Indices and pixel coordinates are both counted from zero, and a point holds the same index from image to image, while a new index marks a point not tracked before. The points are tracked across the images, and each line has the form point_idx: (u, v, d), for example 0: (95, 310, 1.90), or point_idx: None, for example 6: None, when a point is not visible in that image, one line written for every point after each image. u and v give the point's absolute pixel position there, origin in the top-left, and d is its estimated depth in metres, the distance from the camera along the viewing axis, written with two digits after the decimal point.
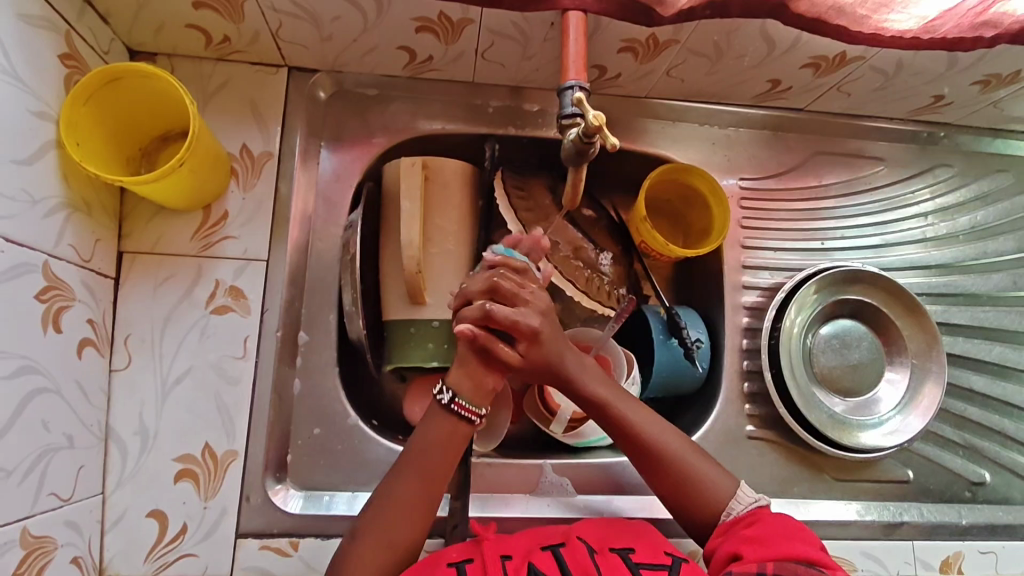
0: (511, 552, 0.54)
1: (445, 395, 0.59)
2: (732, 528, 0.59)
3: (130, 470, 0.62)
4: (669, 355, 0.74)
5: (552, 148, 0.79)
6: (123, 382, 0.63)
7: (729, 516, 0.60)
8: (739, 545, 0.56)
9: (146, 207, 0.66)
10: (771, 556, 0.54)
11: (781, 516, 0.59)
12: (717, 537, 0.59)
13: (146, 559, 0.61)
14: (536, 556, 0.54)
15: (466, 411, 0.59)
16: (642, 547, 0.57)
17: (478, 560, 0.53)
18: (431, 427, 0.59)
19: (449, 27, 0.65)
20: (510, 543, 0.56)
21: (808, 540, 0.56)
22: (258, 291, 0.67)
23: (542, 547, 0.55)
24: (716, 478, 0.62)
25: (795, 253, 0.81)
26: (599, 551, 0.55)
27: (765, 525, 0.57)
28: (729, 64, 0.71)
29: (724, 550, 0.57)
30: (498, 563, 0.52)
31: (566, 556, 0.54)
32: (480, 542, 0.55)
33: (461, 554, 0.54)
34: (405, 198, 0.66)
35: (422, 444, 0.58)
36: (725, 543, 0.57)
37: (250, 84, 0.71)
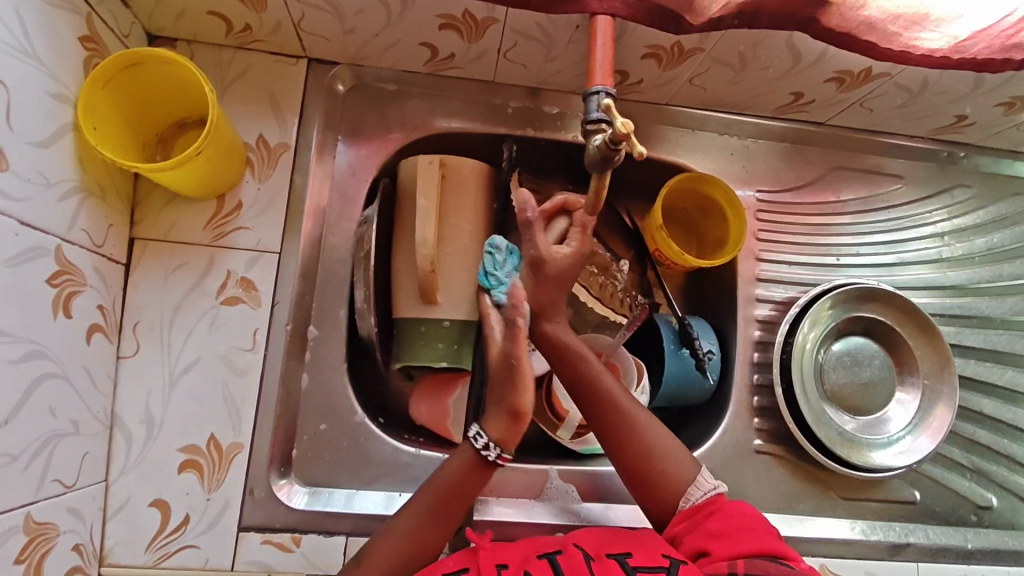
0: (507, 561, 0.54)
1: (490, 450, 0.57)
2: (693, 517, 0.58)
3: (134, 458, 0.61)
4: (679, 365, 0.73)
5: (570, 151, 0.78)
6: (130, 369, 0.62)
7: (688, 502, 0.59)
8: (704, 540, 0.55)
9: (160, 194, 0.66)
10: (742, 553, 0.53)
11: (737, 501, 0.58)
12: (677, 524, 0.58)
13: (148, 549, 0.60)
14: (531, 564, 0.53)
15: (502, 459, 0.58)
16: (637, 550, 0.55)
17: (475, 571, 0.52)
18: (459, 467, 0.58)
19: (473, 26, 0.64)
20: (505, 551, 0.55)
21: (769, 530, 0.56)
22: (270, 283, 0.67)
23: (539, 555, 0.54)
24: (679, 460, 0.61)
25: (809, 268, 0.81)
26: (596, 558, 0.55)
27: (728, 515, 0.57)
28: (753, 74, 0.70)
29: (690, 545, 0.56)
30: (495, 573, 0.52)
31: (563, 563, 0.53)
32: (476, 550, 0.55)
33: (457, 564, 0.53)
34: (421, 195, 0.66)
35: (445, 481, 0.57)
36: (689, 536, 0.57)
37: (270, 74, 0.70)
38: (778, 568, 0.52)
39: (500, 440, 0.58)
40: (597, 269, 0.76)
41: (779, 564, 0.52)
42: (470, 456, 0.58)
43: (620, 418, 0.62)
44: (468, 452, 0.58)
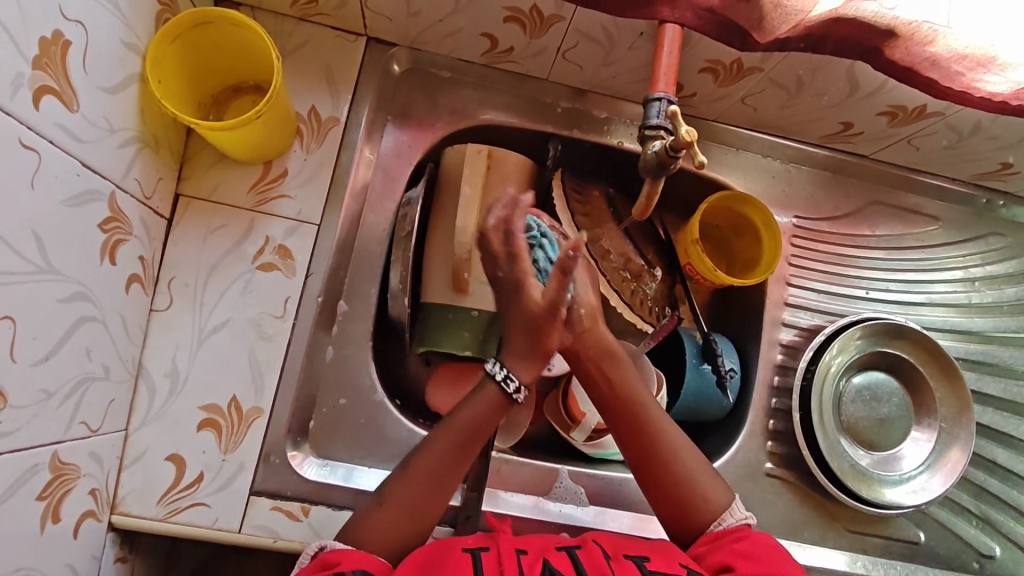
0: (527, 547, 0.54)
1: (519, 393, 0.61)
2: (720, 540, 0.58)
3: (156, 411, 0.62)
4: (700, 380, 0.74)
5: (612, 157, 0.79)
6: (160, 323, 0.63)
7: (719, 526, 0.59)
8: (729, 556, 0.55)
9: (209, 153, 0.67)
10: None
11: (765, 535, 0.59)
12: (702, 545, 0.58)
13: (159, 502, 0.60)
14: (551, 554, 0.54)
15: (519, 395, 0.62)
16: (655, 556, 0.56)
17: (495, 550, 0.53)
18: (479, 402, 0.60)
19: (537, 21, 0.64)
20: (523, 539, 0.56)
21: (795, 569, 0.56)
22: (306, 253, 0.67)
23: (558, 547, 0.55)
24: (712, 484, 0.61)
25: (838, 298, 0.81)
26: (613, 557, 0.55)
27: (757, 541, 0.57)
28: (807, 100, 0.71)
29: (713, 561, 0.56)
30: (514, 556, 0.52)
31: (583, 558, 0.54)
32: (496, 534, 0.55)
33: (477, 542, 0.54)
34: (466, 184, 0.69)
35: (470, 418, 0.59)
36: (713, 554, 0.57)
37: (328, 48, 0.71)
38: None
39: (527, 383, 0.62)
40: (629, 275, 0.76)
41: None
42: (495, 394, 0.61)
43: (657, 441, 0.62)
44: (495, 391, 0.60)
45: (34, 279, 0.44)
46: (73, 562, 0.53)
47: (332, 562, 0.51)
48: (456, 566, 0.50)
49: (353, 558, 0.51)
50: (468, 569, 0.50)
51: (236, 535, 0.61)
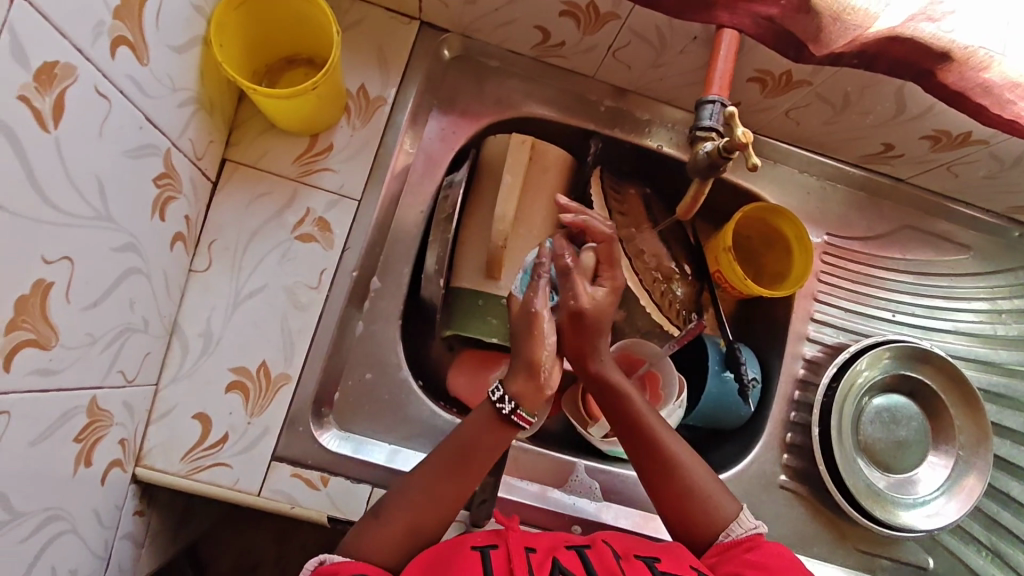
0: (536, 545, 0.55)
1: (506, 404, 0.58)
2: (729, 550, 0.58)
3: (187, 369, 0.63)
4: (721, 387, 0.75)
5: (651, 159, 0.79)
6: (199, 283, 0.64)
7: (727, 537, 0.59)
8: (742, 567, 0.55)
9: (258, 122, 0.68)
10: None
11: (777, 544, 0.59)
12: (712, 555, 0.58)
13: (183, 459, 0.61)
14: (560, 552, 0.54)
15: (522, 420, 0.59)
16: (666, 556, 0.56)
17: (503, 548, 0.53)
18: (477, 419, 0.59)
19: (593, 18, 0.65)
20: (533, 537, 0.56)
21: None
22: (345, 228, 0.68)
23: (567, 546, 0.55)
24: (721, 492, 0.61)
25: (864, 319, 0.81)
26: (623, 557, 0.55)
27: (768, 550, 0.57)
28: (852, 118, 0.71)
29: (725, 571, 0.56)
30: (524, 555, 0.52)
31: (591, 558, 0.54)
32: (504, 531, 0.55)
33: (485, 540, 0.54)
34: (507, 171, 0.69)
35: (468, 435, 0.58)
36: (724, 564, 0.57)
37: (382, 29, 0.72)
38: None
39: (516, 394, 0.59)
40: (661, 276, 0.75)
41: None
42: (491, 412, 0.59)
43: (664, 458, 0.62)
44: (488, 406, 0.59)
45: (94, 223, 0.44)
46: (98, 507, 0.54)
47: (330, 574, 0.51)
48: (465, 566, 0.50)
49: (352, 565, 0.52)
50: (477, 567, 0.50)
51: (255, 498, 0.62)
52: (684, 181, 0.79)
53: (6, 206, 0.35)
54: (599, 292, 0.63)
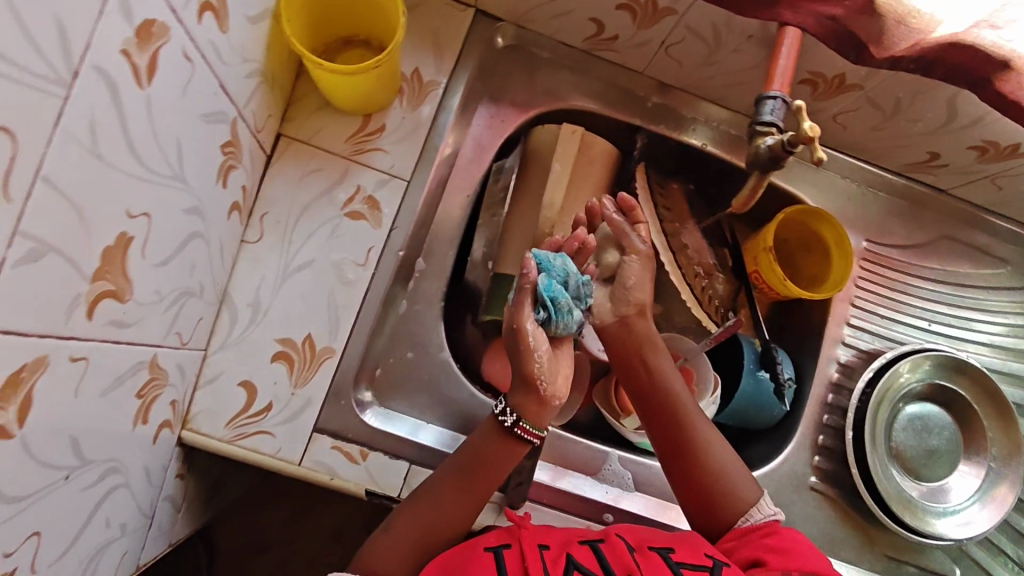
0: (548, 542, 0.55)
1: (508, 417, 0.59)
2: (748, 534, 0.58)
3: (234, 337, 0.64)
4: (757, 385, 0.75)
5: (695, 157, 0.80)
6: (249, 253, 0.65)
7: (746, 522, 0.59)
8: (760, 551, 0.55)
9: (313, 100, 0.69)
10: (798, 567, 0.53)
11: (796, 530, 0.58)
12: (729, 540, 0.58)
13: (228, 425, 0.62)
14: (574, 548, 0.54)
15: (529, 433, 0.59)
16: (680, 546, 0.56)
17: (517, 547, 0.53)
18: (485, 436, 0.59)
19: (650, 12, 0.65)
20: (545, 533, 0.56)
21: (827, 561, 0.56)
22: (394, 207, 0.69)
23: (581, 541, 0.55)
24: (743, 478, 0.62)
25: (900, 326, 0.81)
26: (637, 549, 0.55)
27: (785, 535, 0.57)
28: (900, 124, 0.71)
29: (743, 556, 0.56)
30: (538, 553, 0.52)
31: (605, 551, 0.54)
32: (516, 529, 0.55)
33: (498, 539, 0.54)
34: (558, 161, 0.72)
35: (478, 450, 0.59)
36: (741, 549, 0.57)
37: (438, 14, 0.73)
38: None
39: (517, 407, 0.59)
40: (702, 271, 0.76)
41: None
42: (495, 427, 0.59)
43: (691, 437, 0.63)
44: (492, 421, 0.60)
45: (170, 183, 0.45)
46: (147, 466, 0.55)
47: None
48: (480, 567, 0.50)
49: None
50: (491, 569, 0.50)
51: (296, 467, 0.63)
52: (727, 179, 0.80)
53: (105, 156, 0.36)
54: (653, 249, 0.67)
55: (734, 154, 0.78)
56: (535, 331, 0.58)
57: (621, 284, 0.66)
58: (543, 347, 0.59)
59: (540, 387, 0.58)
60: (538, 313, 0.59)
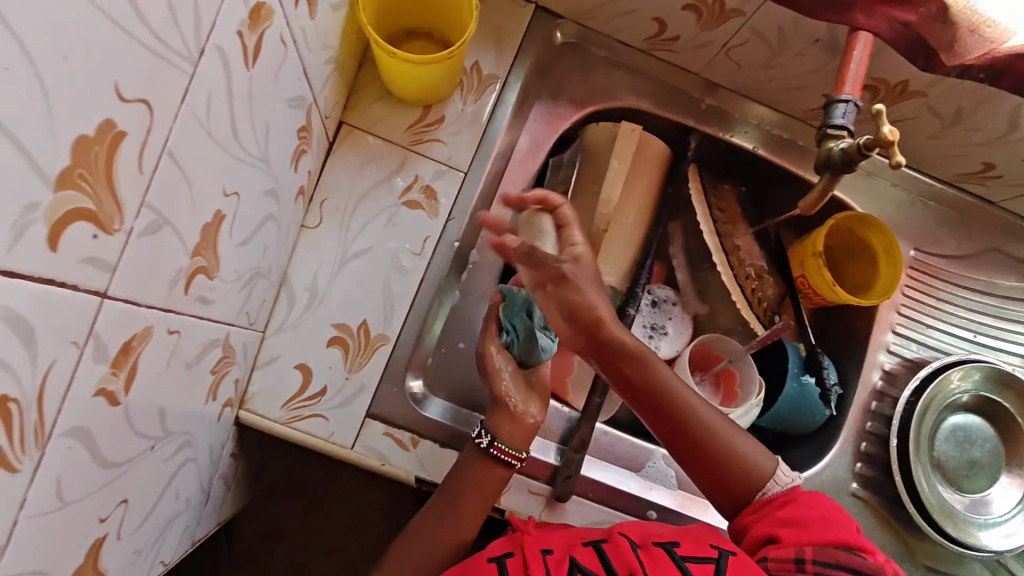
0: (553, 545, 0.55)
1: (484, 438, 0.60)
2: (765, 507, 0.59)
3: (292, 320, 0.64)
4: (803, 390, 0.75)
5: (746, 159, 0.80)
6: (309, 238, 0.66)
7: (765, 495, 0.59)
8: (773, 526, 0.56)
9: (374, 89, 0.70)
10: (809, 541, 0.54)
11: (814, 491, 0.59)
12: (749, 515, 0.59)
13: (283, 407, 0.63)
14: (577, 550, 0.54)
15: (506, 454, 0.60)
16: (685, 540, 0.55)
17: (520, 556, 0.53)
18: (466, 467, 0.60)
19: (716, 13, 0.66)
20: (550, 537, 0.56)
21: (846, 521, 0.56)
22: (451, 198, 0.70)
23: (584, 542, 0.55)
24: (753, 451, 0.61)
25: (945, 336, 0.81)
26: (642, 546, 0.54)
27: (798, 503, 0.58)
28: (957, 133, 0.71)
29: (758, 532, 0.57)
30: (540, 559, 0.53)
31: (608, 552, 0.53)
32: (519, 536, 0.56)
33: (501, 548, 0.54)
34: (614, 159, 0.71)
35: (466, 479, 0.60)
36: (758, 523, 0.58)
37: (498, 9, 0.73)
38: (848, 556, 0.52)
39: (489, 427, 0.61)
40: (754, 274, 0.77)
41: (850, 554, 0.53)
42: (474, 453, 0.61)
43: (693, 424, 0.61)
44: (471, 447, 0.61)
45: (255, 164, 0.46)
46: (211, 443, 0.56)
47: None
48: None
49: None
50: None
51: (349, 451, 0.64)
52: (778, 182, 0.81)
53: (213, 133, 0.37)
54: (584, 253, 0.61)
55: (785, 157, 0.79)
56: (499, 353, 0.65)
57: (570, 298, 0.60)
58: (508, 369, 0.65)
59: (507, 403, 0.63)
60: (501, 337, 0.66)
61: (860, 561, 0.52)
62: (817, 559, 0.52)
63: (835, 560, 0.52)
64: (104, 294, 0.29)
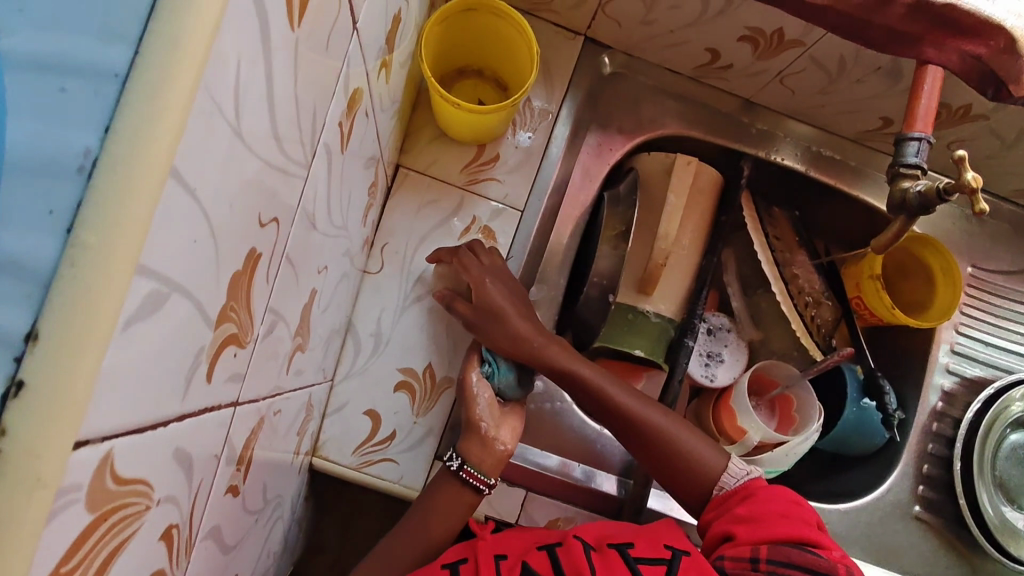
0: (508, 551, 0.54)
1: (454, 462, 0.60)
2: (725, 502, 0.58)
3: (359, 366, 0.65)
4: (863, 415, 0.75)
5: (797, 183, 0.80)
6: (372, 284, 0.67)
7: (722, 490, 0.59)
8: (729, 524, 0.55)
9: (429, 131, 0.70)
10: (766, 539, 0.51)
11: (774, 484, 0.57)
12: (710, 512, 0.58)
13: (354, 453, 0.64)
14: (530, 555, 0.53)
15: (475, 479, 0.59)
16: (640, 541, 0.54)
17: (473, 560, 0.53)
18: (434, 490, 0.59)
19: (773, 44, 0.65)
20: (509, 542, 0.56)
21: (805, 517, 0.53)
22: (509, 238, 0.70)
23: (539, 546, 0.54)
24: (704, 448, 0.61)
25: (1006, 354, 0.80)
26: (596, 548, 0.54)
27: (757, 498, 0.56)
28: (1019, 153, 0.71)
29: (717, 528, 0.56)
30: (492, 564, 0.52)
31: (562, 556, 0.52)
32: (477, 542, 0.56)
33: (456, 555, 0.55)
34: (671, 192, 0.71)
35: (430, 502, 0.59)
36: (718, 520, 0.56)
37: (548, 44, 0.73)
38: (804, 554, 0.49)
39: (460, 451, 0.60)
40: (812, 300, 0.77)
41: (805, 552, 0.50)
42: (443, 476, 0.60)
43: (637, 424, 0.62)
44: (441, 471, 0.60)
45: (339, 233, 0.47)
46: (291, 496, 0.57)
47: None
48: None
49: None
50: None
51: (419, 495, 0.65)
52: (831, 205, 0.81)
53: (314, 221, 0.37)
54: (496, 281, 0.63)
55: (838, 178, 0.78)
56: (479, 380, 0.62)
57: (504, 320, 0.61)
58: (487, 395, 0.62)
59: (481, 428, 0.60)
60: (481, 368, 0.63)
61: (814, 558, 0.49)
62: (771, 558, 0.49)
63: (789, 559, 0.49)
64: (236, 404, 0.30)
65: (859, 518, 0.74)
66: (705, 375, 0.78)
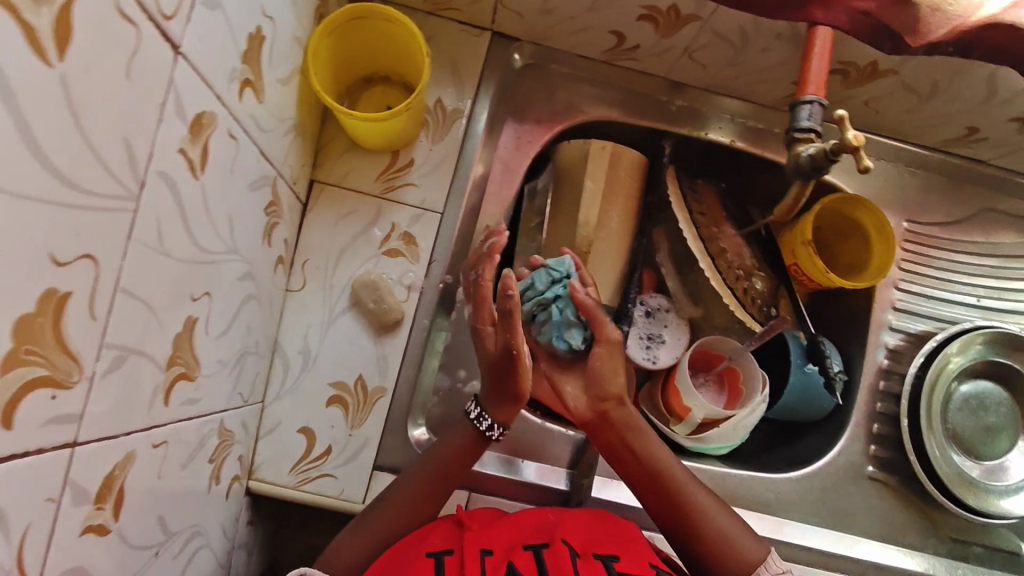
0: (494, 546, 0.53)
1: (493, 431, 0.61)
2: None
3: (289, 385, 0.65)
4: (806, 379, 0.75)
5: (722, 154, 0.79)
6: (295, 302, 0.66)
7: None
8: None
9: (340, 142, 0.69)
10: None
11: None
12: None
13: (292, 471, 0.64)
14: (517, 554, 0.51)
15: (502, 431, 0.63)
16: (626, 556, 0.54)
17: (457, 553, 0.51)
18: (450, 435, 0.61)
19: (672, 21, 0.65)
20: (492, 534, 0.54)
21: None
22: (430, 241, 0.69)
23: (525, 546, 0.52)
24: (742, 534, 0.56)
25: (948, 306, 0.80)
26: (583, 556, 0.52)
27: None
28: (936, 105, 0.70)
29: None
30: (477, 558, 0.50)
31: (549, 559, 0.51)
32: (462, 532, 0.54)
33: (440, 544, 0.53)
34: (589, 178, 0.72)
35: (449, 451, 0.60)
36: None
37: (455, 42, 0.73)
38: None
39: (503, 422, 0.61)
40: (743, 273, 0.76)
41: None
42: (470, 434, 0.61)
43: (678, 489, 0.58)
44: (469, 429, 0.61)
45: (225, 255, 0.46)
46: (221, 523, 0.57)
47: None
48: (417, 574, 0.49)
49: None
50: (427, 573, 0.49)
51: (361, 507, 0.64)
52: (760, 174, 0.80)
53: (169, 250, 0.37)
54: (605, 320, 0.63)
55: (763, 147, 0.77)
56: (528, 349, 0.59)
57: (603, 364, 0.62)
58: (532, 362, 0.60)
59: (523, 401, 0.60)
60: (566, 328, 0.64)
61: None
62: None
63: None
64: (75, 443, 0.30)
65: (813, 484, 0.74)
66: (648, 358, 0.77)
